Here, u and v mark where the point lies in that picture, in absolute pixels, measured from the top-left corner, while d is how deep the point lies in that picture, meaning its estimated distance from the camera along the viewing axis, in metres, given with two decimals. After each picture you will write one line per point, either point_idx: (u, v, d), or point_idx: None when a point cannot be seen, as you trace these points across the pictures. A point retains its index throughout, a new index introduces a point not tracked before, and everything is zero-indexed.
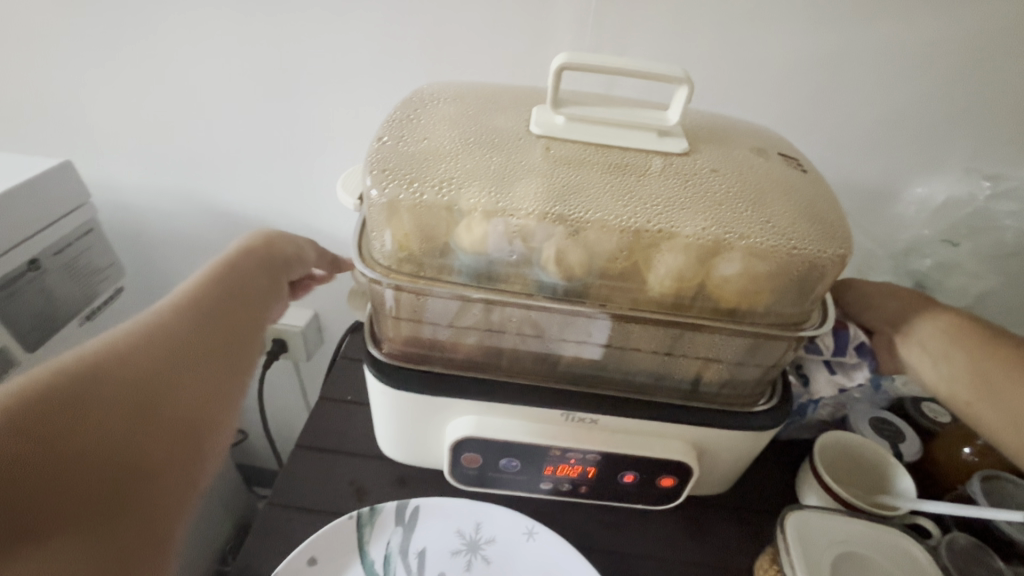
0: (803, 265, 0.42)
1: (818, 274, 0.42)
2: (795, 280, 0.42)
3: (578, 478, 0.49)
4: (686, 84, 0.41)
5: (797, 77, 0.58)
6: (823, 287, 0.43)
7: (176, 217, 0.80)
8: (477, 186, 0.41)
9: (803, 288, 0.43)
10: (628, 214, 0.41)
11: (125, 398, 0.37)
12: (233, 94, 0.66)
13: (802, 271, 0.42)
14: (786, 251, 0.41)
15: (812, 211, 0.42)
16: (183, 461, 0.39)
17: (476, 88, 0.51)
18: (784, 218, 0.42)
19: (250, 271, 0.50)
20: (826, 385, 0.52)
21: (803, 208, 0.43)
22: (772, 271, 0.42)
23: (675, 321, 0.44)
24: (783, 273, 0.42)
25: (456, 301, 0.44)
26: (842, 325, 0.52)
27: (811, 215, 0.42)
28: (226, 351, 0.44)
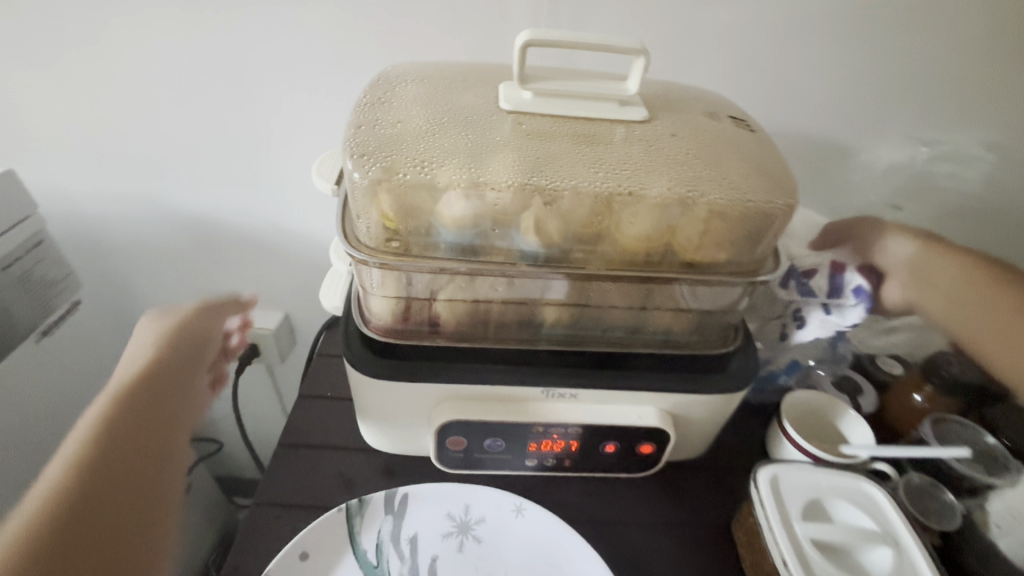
0: (757, 218, 0.44)
1: (770, 224, 0.45)
2: (750, 231, 0.45)
3: (562, 452, 0.51)
4: (643, 55, 0.44)
5: (749, 54, 0.60)
6: (774, 235, 0.46)
7: (132, 223, 0.77)
8: (454, 163, 0.42)
9: (756, 238, 0.45)
10: (598, 180, 0.43)
11: (88, 516, 0.40)
12: (188, 92, 0.65)
13: (757, 223, 0.44)
14: (742, 206, 0.43)
15: (762, 166, 0.45)
16: (160, 517, 0.44)
17: (442, 67, 0.52)
18: (739, 176, 0.44)
19: (178, 354, 0.52)
20: (821, 325, 0.57)
21: (754, 164, 0.45)
22: (732, 225, 0.44)
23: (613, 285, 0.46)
24: (741, 226, 0.44)
25: (434, 275, 0.45)
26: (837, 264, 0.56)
27: (761, 170, 0.45)
28: (154, 448, 0.46)
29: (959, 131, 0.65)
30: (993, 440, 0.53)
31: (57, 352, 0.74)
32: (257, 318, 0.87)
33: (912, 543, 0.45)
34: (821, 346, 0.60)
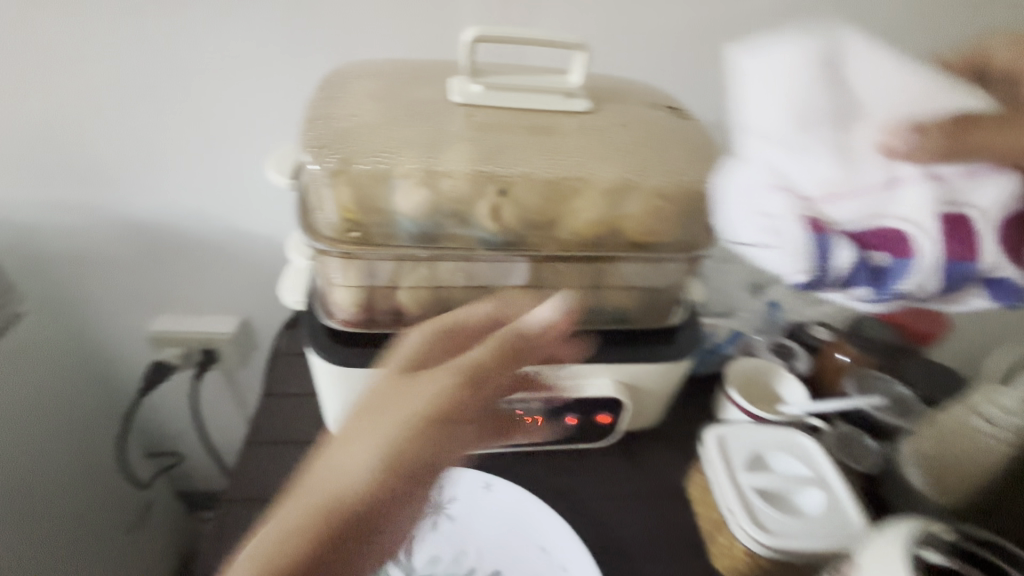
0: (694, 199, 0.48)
1: None
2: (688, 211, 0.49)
3: (526, 427, 0.53)
4: (584, 50, 0.47)
5: (686, 48, 0.65)
6: None
7: (74, 229, 0.74)
8: (409, 153, 0.44)
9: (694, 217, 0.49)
10: (547, 167, 0.46)
11: None
12: (131, 91, 0.63)
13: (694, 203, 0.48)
14: (680, 188, 0.47)
15: (697, 152, 0.49)
16: None
17: (395, 64, 0.54)
18: (675, 161, 0.48)
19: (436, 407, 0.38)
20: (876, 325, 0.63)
21: (689, 150, 0.49)
22: (671, 207, 0.48)
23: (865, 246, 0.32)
24: (680, 207, 0.48)
25: (397, 262, 0.47)
26: (880, 226, 0.31)
27: (695, 156, 0.49)
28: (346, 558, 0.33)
29: None
30: (904, 387, 0.60)
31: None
32: (216, 323, 0.85)
33: (840, 485, 0.50)
34: (756, 316, 0.67)
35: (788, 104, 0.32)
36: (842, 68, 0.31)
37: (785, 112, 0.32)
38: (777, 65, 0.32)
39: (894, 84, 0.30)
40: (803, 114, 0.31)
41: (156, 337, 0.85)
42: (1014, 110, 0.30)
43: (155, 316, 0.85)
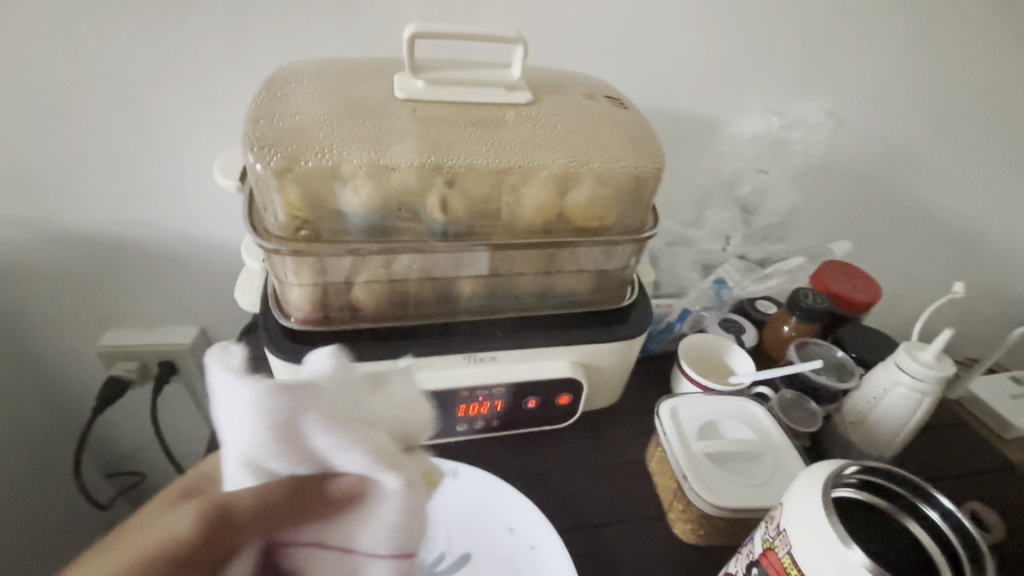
0: (634, 182, 0.50)
1: (644, 188, 0.51)
2: (628, 194, 0.51)
3: (489, 413, 0.54)
4: (521, 42, 0.49)
5: (624, 40, 0.67)
6: (650, 196, 0.52)
7: (9, 245, 0.71)
8: (355, 149, 0.45)
9: (635, 200, 0.52)
10: (493, 157, 0.47)
11: None
12: (64, 99, 0.61)
13: (634, 186, 0.51)
14: (619, 172, 0.50)
15: (635, 138, 0.51)
16: None
17: (337, 62, 0.54)
18: (615, 147, 0.50)
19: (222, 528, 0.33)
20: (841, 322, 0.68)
21: (628, 136, 0.51)
22: (611, 192, 0.50)
23: (233, 515, 0.32)
24: (620, 191, 0.51)
25: (351, 257, 0.47)
26: (335, 504, 0.33)
27: (634, 141, 0.51)
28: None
29: (801, 101, 0.76)
30: (842, 353, 0.63)
31: None
32: (171, 334, 0.84)
33: (788, 448, 0.53)
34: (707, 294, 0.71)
35: (263, 438, 0.31)
36: (304, 422, 0.31)
37: (245, 441, 0.31)
38: (227, 392, 0.30)
39: (360, 434, 0.32)
40: (288, 453, 0.32)
41: (105, 353, 0.82)
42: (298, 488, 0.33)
43: (104, 332, 0.82)
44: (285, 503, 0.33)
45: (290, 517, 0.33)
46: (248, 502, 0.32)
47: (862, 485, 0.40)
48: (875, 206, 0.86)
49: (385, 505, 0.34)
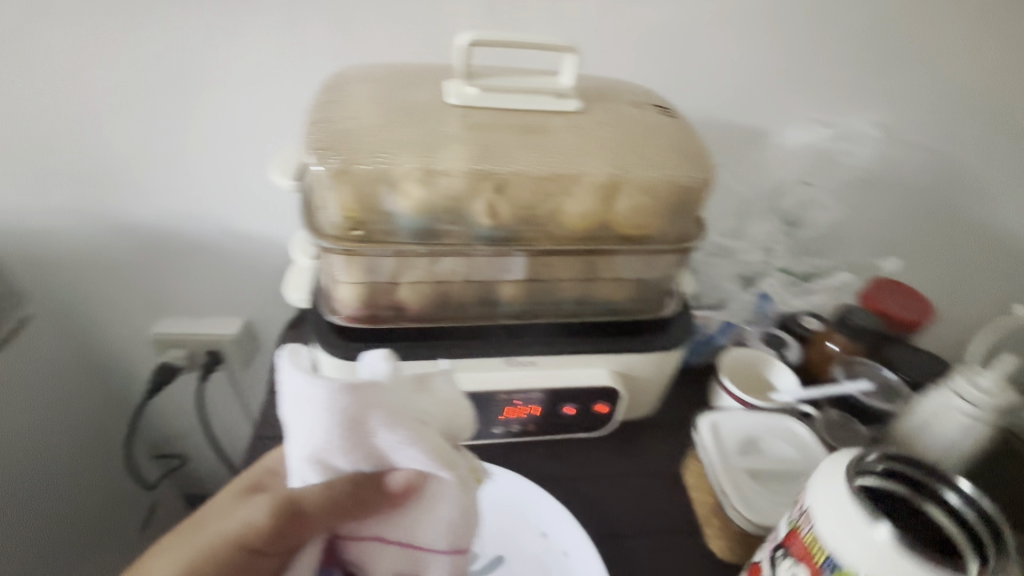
0: (682, 192, 0.50)
1: (692, 197, 0.51)
2: (675, 204, 0.51)
3: (526, 417, 0.55)
4: (573, 52, 0.49)
5: (673, 49, 0.66)
6: (697, 206, 0.52)
7: (76, 236, 0.75)
8: (407, 152, 0.46)
9: (681, 210, 0.51)
10: (541, 164, 0.48)
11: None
12: (134, 100, 0.65)
13: (681, 196, 0.50)
14: (667, 182, 0.49)
15: (684, 147, 0.51)
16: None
17: (390, 69, 0.55)
18: (663, 156, 0.50)
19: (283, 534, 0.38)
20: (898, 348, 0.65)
21: (676, 145, 0.51)
22: (657, 201, 0.50)
23: (301, 510, 0.38)
24: (666, 200, 0.50)
25: (400, 258, 0.48)
26: (395, 502, 0.38)
27: (682, 150, 0.51)
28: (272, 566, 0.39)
29: (854, 113, 0.74)
30: (892, 374, 0.62)
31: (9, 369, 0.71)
32: (217, 325, 0.87)
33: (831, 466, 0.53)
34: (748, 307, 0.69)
35: (330, 438, 0.36)
36: (367, 423, 0.35)
37: (314, 440, 0.36)
38: (300, 394, 0.35)
39: (414, 435, 0.36)
40: (352, 449, 0.36)
41: (158, 340, 0.86)
42: (353, 495, 0.38)
43: (158, 319, 0.86)
44: (350, 499, 0.37)
45: (349, 513, 0.38)
46: (317, 496, 0.37)
47: (883, 473, 0.40)
48: (931, 223, 0.82)
49: (439, 497, 0.38)
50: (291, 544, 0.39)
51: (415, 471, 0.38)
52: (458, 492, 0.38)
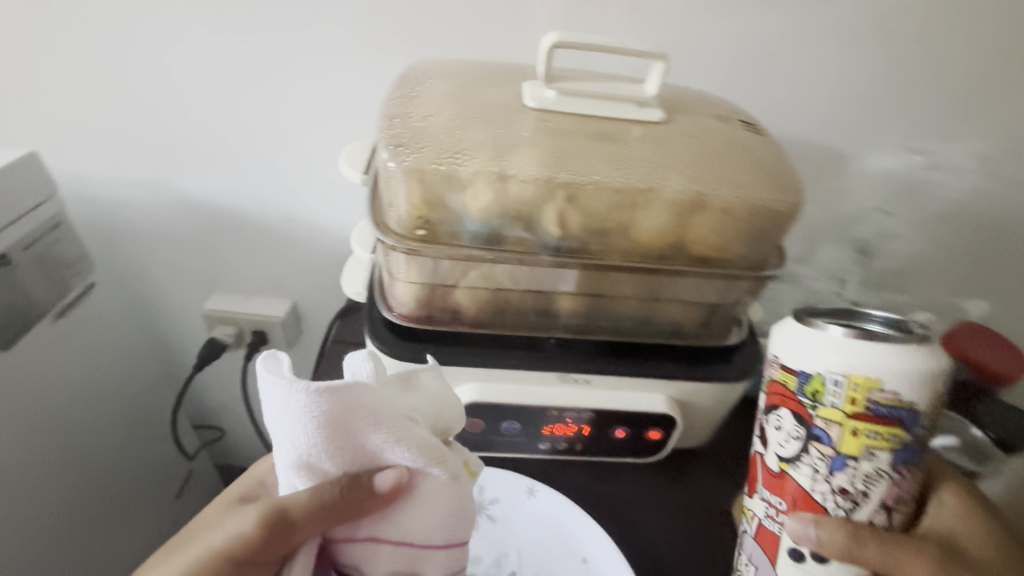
0: (766, 215, 0.47)
1: (776, 222, 0.47)
2: (757, 228, 0.47)
3: (574, 436, 0.53)
4: (663, 59, 0.47)
5: (758, 61, 0.63)
6: (781, 232, 0.48)
7: (144, 209, 0.78)
8: (481, 154, 0.45)
9: (763, 235, 0.48)
10: (620, 175, 0.45)
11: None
12: (210, 80, 0.66)
13: (765, 220, 0.47)
14: (752, 204, 0.46)
15: (770, 168, 0.48)
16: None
17: (466, 65, 0.54)
18: (749, 176, 0.47)
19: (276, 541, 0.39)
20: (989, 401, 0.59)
21: (763, 166, 0.48)
22: (739, 223, 0.47)
23: (289, 519, 0.38)
24: (749, 224, 0.47)
25: (462, 262, 0.47)
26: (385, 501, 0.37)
27: (769, 171, 0.47)
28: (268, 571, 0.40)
29: (950, 140, 0.69)
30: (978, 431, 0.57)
31: (74, 333, 0.73)
32: (266, 306, 0.87)
33: None
34: None
35: (313, 442, 0.35)
36: (347, 425, 0.35)
37: (299, 446, 0.36)
38: (279, 401, 0.34)
39: (399, 434, 0.35)
40: (337, 452, 0.36)
41: (208, 315, 0.87)
42: (342, 495, 0.37)
43: (211, 295, 0.88)
44: (339, 500, 0.37)
45: (341, 515, 0.37)
46: (310, 500, 0.37)
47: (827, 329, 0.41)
48: None
49: (431, 494, 0.37)
50: (281, 552, 0.39)
51: (404, 469, 0.37)
52: (449, 488, 0.37)
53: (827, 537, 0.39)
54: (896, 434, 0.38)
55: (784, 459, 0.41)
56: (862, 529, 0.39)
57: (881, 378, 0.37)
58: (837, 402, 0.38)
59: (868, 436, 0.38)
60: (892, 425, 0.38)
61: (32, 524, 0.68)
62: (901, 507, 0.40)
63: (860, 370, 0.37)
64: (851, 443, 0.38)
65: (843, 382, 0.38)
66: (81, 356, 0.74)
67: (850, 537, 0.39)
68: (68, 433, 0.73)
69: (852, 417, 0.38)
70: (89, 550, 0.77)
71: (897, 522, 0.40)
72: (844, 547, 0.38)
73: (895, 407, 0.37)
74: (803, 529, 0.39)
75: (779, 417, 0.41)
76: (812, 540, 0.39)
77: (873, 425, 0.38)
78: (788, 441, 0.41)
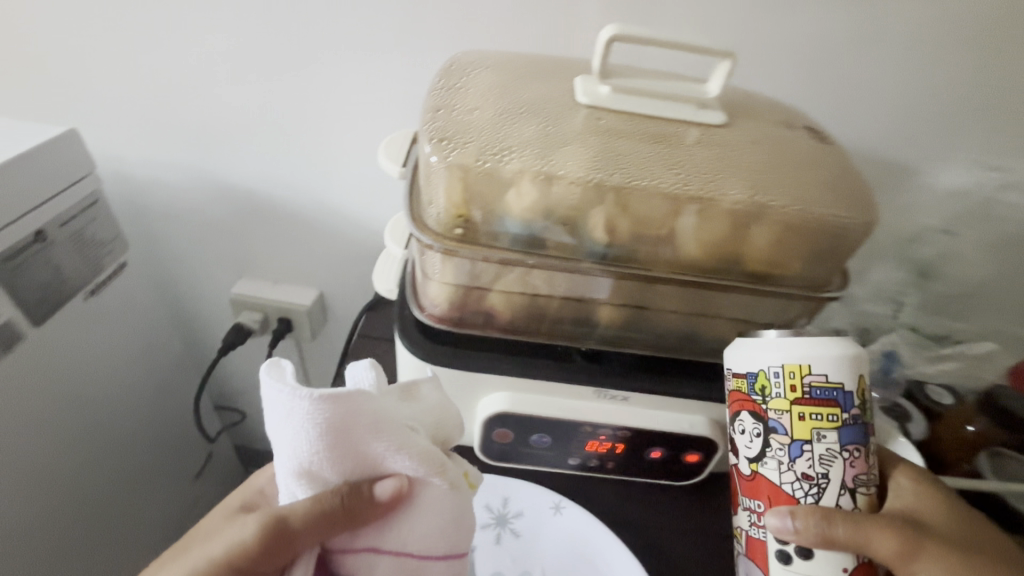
0: (834, 232, 0.43)
1: (844, 240, 0.43)
2: (823, 245, 0.43)
3: (606, 454, 0.50)
4: (729, 58, 0.43)
5: (823, 63, 0.58)
6: (847, 251, 0.44)
7: (179, 190, 0.77)
8: (529, 152, 0.42)
9: (827, 253, 0.44)
10: (677, 181, 0.42)
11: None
12: (248, 63, 0.64)
13: (832, 237, 0.43)
14: (821, 219, 0.42)
15: (840, 181, 0.44)
16: None
17: (513, 56, 0.51)
18: (817, 189, 0.43)
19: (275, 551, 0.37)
20: None
21: (831, 178, 0.44)
22: (803, 239, 0.43)
23: (288, 527, 0.36)
24: (814, 240, 0.43)
25: (500, 265, 0.44)
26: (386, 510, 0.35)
27: (839, 185, 0.44)
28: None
29: None
30: None
31: (104, 312, 0.73)
32: (293, 294, 0.87)
33: None
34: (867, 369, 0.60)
35: (314, 450, 0.34)
36: (351, 434, 0.34)
37: (301, 455, 0.34)
38: (281, 408, 0.33)
39: (401, 441, 0.34)
40: (337, 461, 0.34)
41: (235, 300, 0.87)
42: (342, 506, 0.35)
43: (239, 280, 0.87)
44: (339, 509, 0.35)
45: (340, 525, 0.35)
46: (310, 510, 0.35)
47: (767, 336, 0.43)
48: None
49: (431, 503, 0.36)
50: (281, 561, 0.38)
51: (405, 477, 0.35)
52: (449, 498, 0.36)
53: (804, 526, 0.37)
54: (837, 414, 0.38)
55: (752, 460, 0.41)
56: (835, 512, 0.38)
57: (813, 362, 0.38)
58: (777, 391, 0.39)
59: (813, 419, 0.38)
60: (833, 404, 0.38)
61: (55, 501, 0.69)
62: (868, 487, 0.40)
63: (793, 358, 0.39)
64: (800, 430, 0.39)
65: (781, 373, 0.39)
66: (109, 337, 0.74)
67: (823, 519, 0.37)
68: (93, 411, 0.73)
69: (795, 403, 0.39)
70: (107, 528, 0.78)
71: (866, 500, 0.40)
72: (820, 531, 0.37)
73: (830, 387, 0.38)
74: (780, 522, 0.38)
75: (739, 422, 0.42)
76: (789, 531, 0.38)
77: (815, 407, 0.38)
78: (751, 443, 0.41)
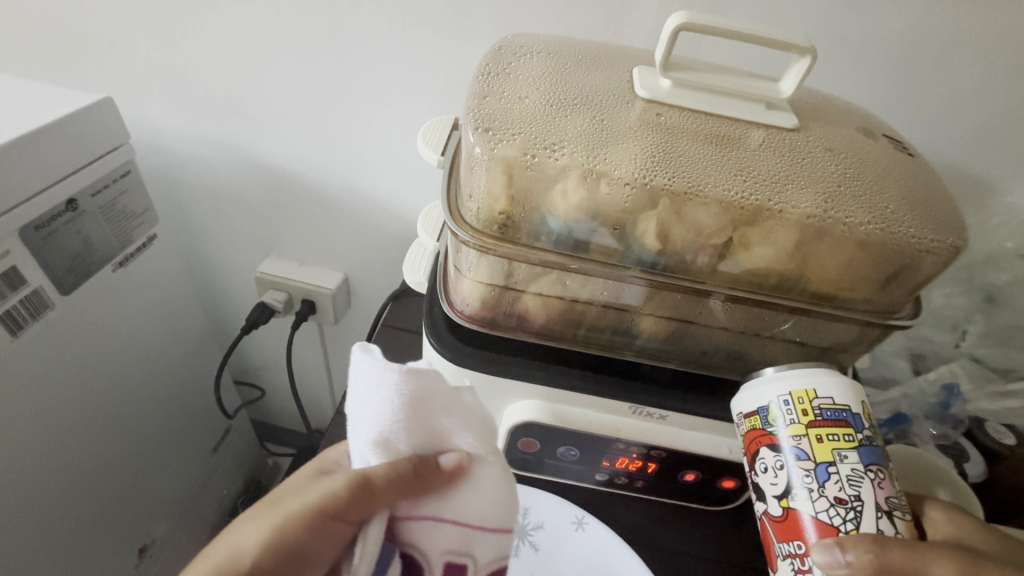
0: (913, 255, 0.39)
1: (923, 264, 0.39)
2: (897, 268, 0.40)
3: (637, 472, 0.48)
4: (810, 55, 0.39)
5: (902, 66, 0.53)
6: (923, 277, 0.40)
7: (210, 166, 0.76)
8: (581, 147, 0.39)
9: (902, 277, 0.40)
10: (741, 188, 0.38)
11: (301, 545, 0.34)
12: (287, 39, 0.62)
13: (910, 260, 0.39)
14: (902, 239, 0.38)
15: (922, 198, 0.40)
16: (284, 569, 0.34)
17: (565, 42, 0.48)
18: (898, 204, 0.39)
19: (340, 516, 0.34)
20: None
21: (913, 194, 0.40)
22: (875, 261, 0.39)
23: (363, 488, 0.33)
24: (890, 261, 0.39)
25: (541, 268, 0.41)
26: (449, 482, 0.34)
27: (922, 202, 0.40)
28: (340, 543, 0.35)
29: None
30: None
31: (130, 283, 0.72)
32: (318, 276, 0.85)
33: None
34: (925, 403, 0.58)
35: (391, 423, 0.34)
36: (428, 408, 0.34)
37: (375, 427, 0.34)
38: (367, 376, 0.34)
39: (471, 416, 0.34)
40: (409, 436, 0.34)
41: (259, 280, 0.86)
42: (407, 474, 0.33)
43: (266, 258, 0.86)
44: (408, 476, 0.33)
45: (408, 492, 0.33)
46: (378, 479, 0.33)
47: None
48: None
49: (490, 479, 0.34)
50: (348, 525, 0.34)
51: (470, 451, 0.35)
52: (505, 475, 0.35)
53: (857, 557, 0.32)
54: (853, 434, 0.35)
55: (780, 498, 0.36)
56: (881, 537, 0.33)
57: (818, 385, 0.37)
58: (789, 417, 0.36)
59: (831, 440, 0.35)
60: (846, 426, 0.36)
61: (75, 469, 0.69)
62: (904, 511, 0.35)
63: (797, 384, 0.37)
64: (820, 453, 0.35)
65: (790, 402, 0.37)
66: (135, 310, 0.74)
67: (878, 548, 0.32)
68: (115, 380, 0.73)
69: (808, 427, 0.36)
70: (124, 497, 0.78)
71: (907, 525, 0.35)
72: (873, 558, 0.32)
73: (840, 408, 0.36)
74: (827, 556, 0.33)
75: (759, 462, 0.38)
76: (840, 565, 0.32)
77: (830, 428, 0.36)
78: (774, 479, 0.37)
